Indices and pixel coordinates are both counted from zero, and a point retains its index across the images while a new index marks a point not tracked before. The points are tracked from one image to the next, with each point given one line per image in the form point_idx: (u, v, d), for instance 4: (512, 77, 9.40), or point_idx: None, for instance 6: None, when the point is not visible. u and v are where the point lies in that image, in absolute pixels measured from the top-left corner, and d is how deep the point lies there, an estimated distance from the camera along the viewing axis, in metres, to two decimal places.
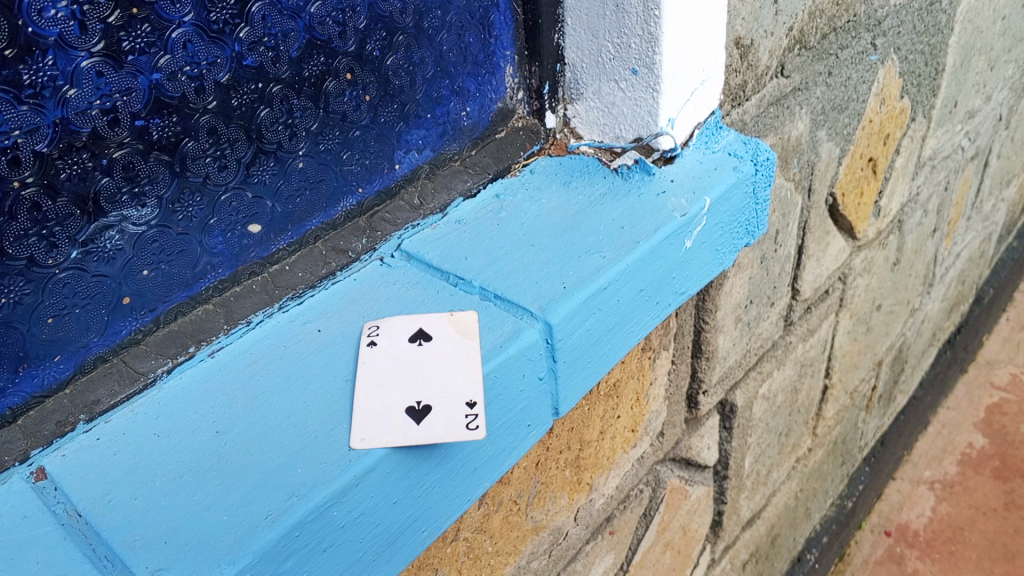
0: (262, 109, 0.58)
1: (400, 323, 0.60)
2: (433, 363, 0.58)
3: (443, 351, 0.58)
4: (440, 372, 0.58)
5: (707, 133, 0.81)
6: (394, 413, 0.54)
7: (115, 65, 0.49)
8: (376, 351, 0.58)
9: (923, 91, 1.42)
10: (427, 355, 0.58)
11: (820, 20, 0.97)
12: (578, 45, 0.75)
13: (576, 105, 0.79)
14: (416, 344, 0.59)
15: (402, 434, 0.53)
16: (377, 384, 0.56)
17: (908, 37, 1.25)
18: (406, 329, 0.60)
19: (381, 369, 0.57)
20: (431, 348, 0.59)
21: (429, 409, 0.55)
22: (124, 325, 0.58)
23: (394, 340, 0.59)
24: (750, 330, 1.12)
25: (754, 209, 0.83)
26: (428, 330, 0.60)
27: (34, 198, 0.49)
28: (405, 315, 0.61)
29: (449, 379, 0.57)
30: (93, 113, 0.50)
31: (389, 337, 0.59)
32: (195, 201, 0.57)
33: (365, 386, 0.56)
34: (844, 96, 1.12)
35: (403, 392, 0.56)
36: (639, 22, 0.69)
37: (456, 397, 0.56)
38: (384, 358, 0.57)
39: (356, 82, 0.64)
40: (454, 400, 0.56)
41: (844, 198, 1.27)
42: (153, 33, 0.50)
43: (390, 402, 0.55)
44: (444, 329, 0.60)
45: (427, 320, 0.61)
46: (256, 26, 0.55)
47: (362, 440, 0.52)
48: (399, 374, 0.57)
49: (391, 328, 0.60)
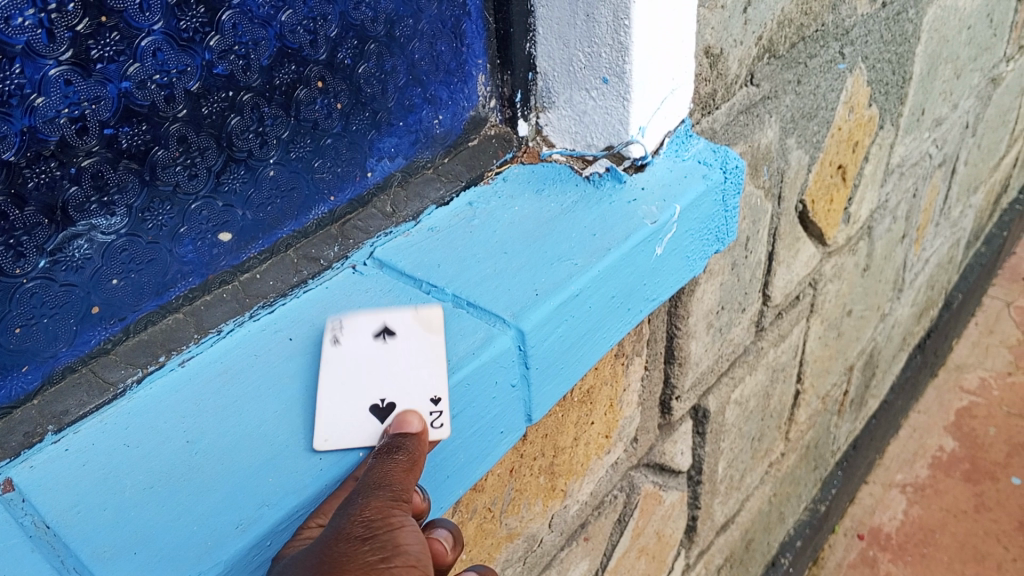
0: (232, 117, 0.58)
1: (365, 319, 0.59)
2: (397, 354, 0.58)
3: (408, 344, 0.58)
4: (404, 368, 0.57)
5: (677, 141, 0.81)
6: (357, 415, 0.54)
7: (84, 74, 0.49)
8: (340, 346, 0.58)
9: (890, 100, 1.45)
10: (392, 348, 0.58)
11: (788, 29, 0.99)
12: (550, 54, 0.76)
13: (548, 113, 0.80)
14: (381, 338, 0.59)
15: (364, 437, 0.54)
16: (342, 380, 0.56)
17: (875, 47, 1.27)
18: (370, 321, 0.59)
19: (346, 365, 0.57)
20: (396, 339, 0.59)
21: (393, 408, 0.56)
22: (93, 335, 0.57)
23: (358, 333, 0.59)
24: (722, 336, 1.13)
25: (724, 217, 0.83)
26: (392, 321, 0.60)
27: (2, 207, 0.49)
28: (371, 309, 0.61)
29: (413, 376, 0.57)
30: (61, 122, 0.49)
31: (351, 331, 0.59)
32: (166, 209, 0.57)
33: (328, 381, 0.56)
34: (814, 104, 1.14)
35: (367, 387, 0.57)
36: (609, 31, 0.70)
37: (421, 394, 0.56)
38: (348, 355, 0.57)
39: (328, 89, 0.64)
40: (419, 397, 0.56)
41: (814, 205, 1.29)
42: (122, 41, 0.50)
43: (355, 403, 0.55)
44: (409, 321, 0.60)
45: (393, 313, 0.60)
46: (226, 34, 0.55)
47: (326, 441, 0.53)
48: (362, 370, 0.57)
49: (354, 322, 0.59)
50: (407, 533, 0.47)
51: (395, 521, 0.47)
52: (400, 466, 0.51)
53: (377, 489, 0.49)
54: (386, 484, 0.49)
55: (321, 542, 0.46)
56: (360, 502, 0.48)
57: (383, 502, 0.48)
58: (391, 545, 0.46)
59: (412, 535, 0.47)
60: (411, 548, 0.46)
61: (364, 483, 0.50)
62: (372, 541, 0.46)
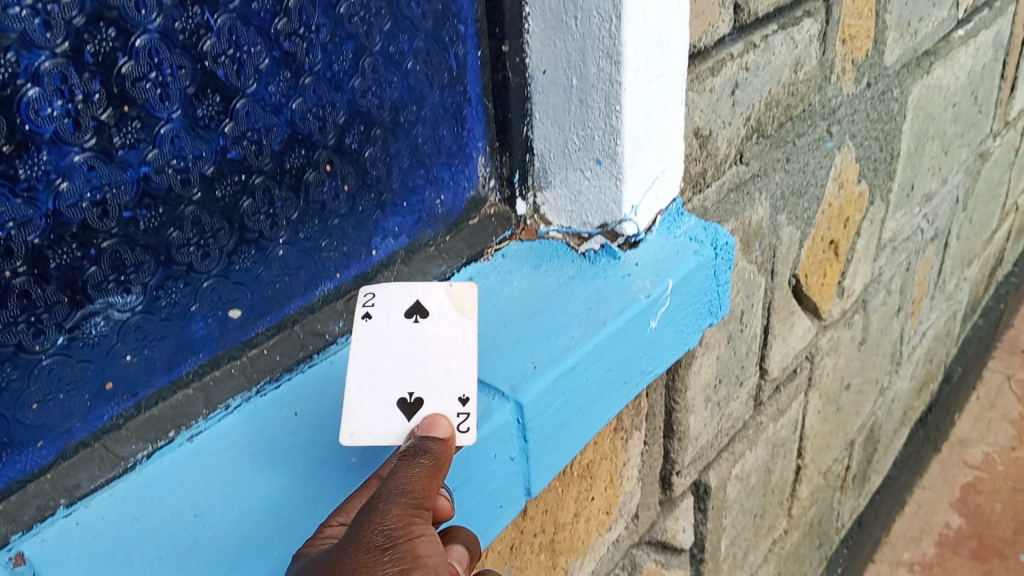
0: (244, 199, 0.61)
1: (398, 294, 0.61)
2: (428, 339, 0.59)
3: (440, 334, 0.60)
4: (435, 360, 0.59)
5: (668, 220, 0.84)
6: (385, 406, 0.57)
7: (106, 159, 0.52)
8: (372, 326, 0.59)
9: (879, 176, 1.51)
10: (423, 334, 0.60)
11: (775, 110, 1.11)
12: (546, 137, 0.79)
13: (546, 192, 0.83)
14: (412, 319, 0.60)
15: (390, 429, 0.57)
16: (373, 366, 0.58)
17: (862, 124, 1.39)
18: (402, 301, 0.61)
19: (376, 349, 0.59)
20: (428, 325, 0.60)
21: (421, 403, 0.57)
22: (106, 410, 0.59)
23: (391, 314, 0.60)
24: (720, 410, 1.14)
25: (716, 291, 0.86)
26: (425, 304, 0.61)
27: (24, 286, 0.51)
28: (404, 284, 0.62)
29: (442, 366, 0.59)
30: (83, 205, 0.52)
31: (384, 310, 0.60)
32: (179, 287, 0.59)
33: (359, 366, 0.58)
34: (803, 181, 1.23)
35: (398, 375, 0.59)
36: (602, 116, 0.74)
37: (450, 391, 0.58)
38: (379, 334, 0.59)
39: (335, 172, 0.67)
40: (448, 396, 0.58)
41: (807, 280, 1.32)
42: (142, 129, 0.53)
43: (384, 393, 0.58)
44: (442, 305, 0.61)
45: (424, 291, 0.61)
46: (240, 121, 0.59)
47: (352, 435, 0.57)
48: (392, 354, 0.59)
49: (386, 300, 0.61)
50: (426, 543, 0.48)
51: (415, 530, 0.48)
52: (424, 472, 0.52)
53: (399, 496, 0.50)
54: (408, 491, 0.50)
55: (341, 548, 0.47)
56: (383, 507, 0.49)
57: (404, 511, 0.49)
58: (410, 556, 0.46)
59: (432, 546, 0.48)
60: (431, 560, 0.47)
61: (387, 488, 0.50)
62: (392, 551, 0.47)
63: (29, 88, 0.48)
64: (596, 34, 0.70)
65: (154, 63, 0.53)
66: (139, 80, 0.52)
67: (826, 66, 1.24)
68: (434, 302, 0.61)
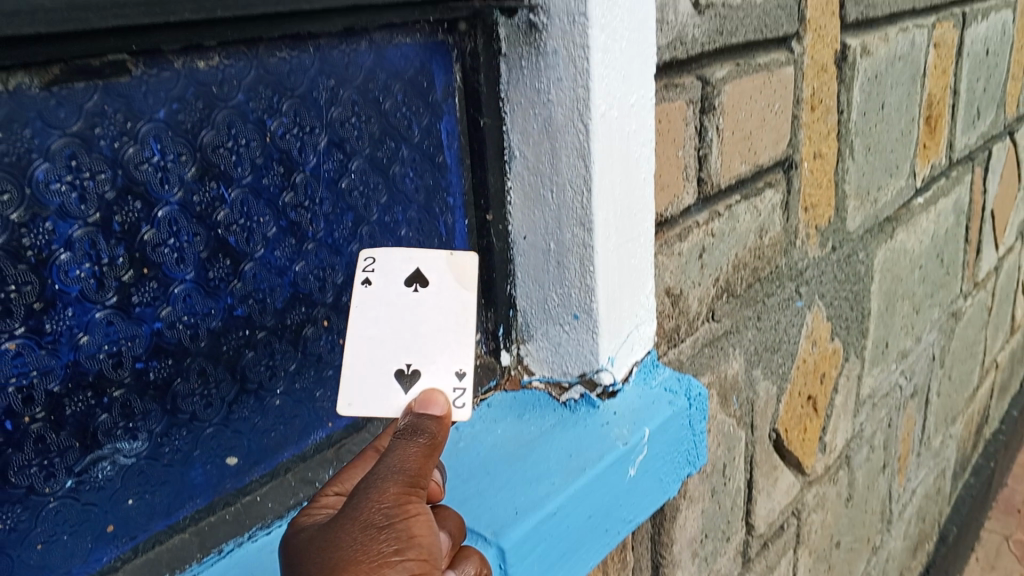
0: (246, 352, 0.66)
1: (398, 261, 0.66)
2: (425, 308, 0.65)
3: (437, 305, 0.66)
4: (432, 333, 0.66)
5: (644, 370, 0.89)
6: (385, 376, 0.65)
7: (125, 315, 0.58)
8: (374, 294, 0.65)
9: (852, 333, 1.58)
10: (422, 306, 0.65)
11: (743, 272, 1.20)
12: (528, 294, 0.87)
13: (528, 345, 0.89)
14: (412, 289, 0.65)
15: (388, 397, 0.64)
16: (374, 334, 0.65)
17: (830, 284, 1.47)
18: (403, 269, 0.66)
19: (377, 316, 0.65)
20: (427, 296, 0.65)
21: (416, 375, 0.65)
22: (104, 552, 0.61)
23: (391, 283, 0.65)
24: (708, 565, 1.14)
25: (693, 440, 0.89)
26: (424, 274, 0.66)
27: (40, 431, 0.55)
28: (405, 250, 0.66)
29: (438, 341, 0.66)
30: (100, 356, 0.57)
31: (385, 277, 0.66)
32: (181, 434, 0.63)
33: (362, 335, 0.65)
34: (776, 337, 1.30)
35: (397, 350, 0.65)
36: (577, 276, 0.81)
37: (444, 365, 0.65)
38: (380, 304, 0.65)
39: (332, 328, 0.74)
40: (446, 372, 0.65)
41: (788, 433, 1.35)
42: (159, 288, 0.60)
43: (384, 364, 0.65)
44: (441, 275, 0.66)
45: (425, 259, 0.66)
46: (247, 281, 0.65)
47: (351, 398, 0.65)
48: (391, 324, 0.65)
49: (387, 266, 0.66)
50: (418, 522, 0.54)
51: (410, 508, 0.54)
52: (418, 453, 0.57)
53: (396, 474, 0.55)
54: (403, 472, 0.56)
55: (341, 520, 0.53)
56: (380, 486, 0.54)
57: (400, 490, 0.54)
58: (405, 534, 0.53)
59: (424, 524, 0.54)
60: (423, 538, 0.54)
61: (384, 467, 0.56)
62: (389, 528, 0.52)
63: (61, 253, 0.54)
64: (570, 203, 0.79)
65: (173, 230, 0.60)
66: (159, 246, 0.59)
67: (792, 231, 1.34)
68: (433, 272, 0.66)
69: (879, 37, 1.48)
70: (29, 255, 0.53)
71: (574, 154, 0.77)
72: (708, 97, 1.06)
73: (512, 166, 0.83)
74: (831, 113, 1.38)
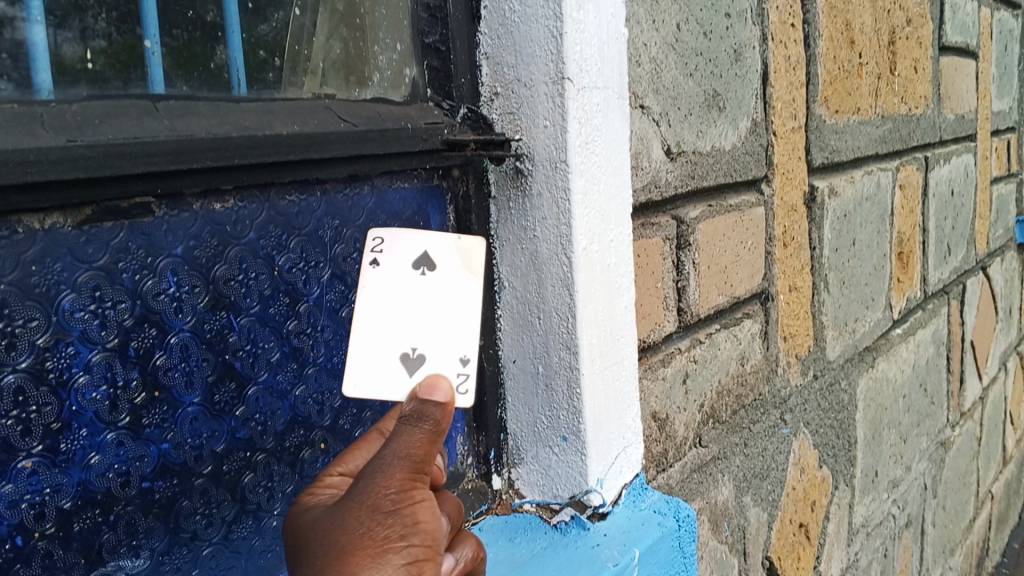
0: (246, 473, 0.70)
1: (406, 244, 0.64)
2: (431, 291, 0.64)
3: (443, 290, 0.64)
4: (438, 318, 0.64)
5: (634, 493, 0.92)
6: (390, 361, 0.62)
7: (134, 436, 0.62)
8: (380, 275, 0.63)
9: (840, 461, 1.59)
10: (428, 288, 0.64)
11: (727, 398, 1.24)
12: (518, 417, 0.91)
13: (519, 467, 0.92)
14: (419, 271, 0.64)
15: (391, 386, 0.62)
16: (379, 318, 0.63)
17: (815, 412, 1.51)
18: (410, 251, 0.64)
19: (382, 298, 0.63)
20: (433, 279, 0.64)
21: (422, 360, 0.63)
22: None
23: (399, 265, 0.64)
24: None
25: (683, 561, 0.91)
26: (432, 257, 0.64)
27: (48, 547, 0.57)
28: (414, 232, 0.64)
29: (445, 328, 0.64)
30: (109, 475, 0.60)
31: (391, 258, 0.64)
32: (182, 553, 0.66)
33: (367, 319, 0.62)
34: (764, 464, 1.32)
35: (403, 335, 0.63)
36: (565, 398, 0.86)
37: (451, 352, 0.64)
38: (387, 285, 0.63)
39: (329, 449, 0.77)
40: (451, 358, 0.64)
41: (781, 561, 1.35)
42: (167, 409, 0.64)
43: (389, 349, 0.63)
44: (448, 259, 0.65)
45: (434, 242, 0.65)
46: (250, 404, 0.70)
47: (354, 386, 0.62)
48: (397, 307, 0.63)
49: (396, 249, 0.64)
50: (423, 509, 0.54)
51: (415, 495, 0.54)
52: (424, 438, 0.55)
53: (400, 460, 0.54)
54: (408, 458, 0.54)
55: (348, 503, 0.53)
56: (386, 470, 0.53)
57: (405, 477, 0.53)
58: (409, 520, 0.53)
59: (429, 512, 0.54)
60: (428, 524, 0.54)
61: (390, 451, 0.54)
62: (394, 513, 0.52)
63: (79, 376, 0.58)
64: (557, 329, 0.85)
65: (184, 356, 0.65)
66: (170, 370, 0.64)
67: (773, 360, 1.38)
68: (440, 255, 0.65)
69: (844, 179, 1.59)
70: (51, 377, 0.57)
71: (559, 285, 0.83)
72: (683, 234, 1.13)
73: (502, 295, 0.89)
74: (803, 248, 1.46)
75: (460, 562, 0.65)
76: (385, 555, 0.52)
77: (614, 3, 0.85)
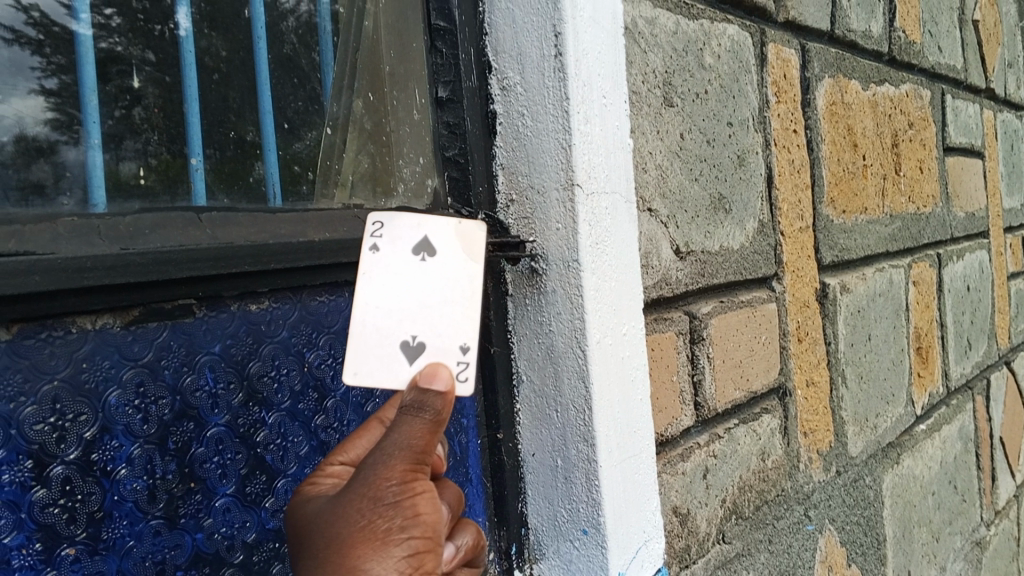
0: (276, 564, 0.72)
1: (407, 227, 0.61)
2: (432, 276, 0.61)
3: (443, 277, 0.61)
4: (439, 304, 0.61)
5: None
6: (388, 347, 0.58)
7: (170, 526, 0.65)
8: (379, 260, 0.60)
9: (870, 559, 1.57)
10: (428, 275, 0.61)
11: (749, 493, 1.25)
12: (539, 511, 0.93)
13: (540, 562, 0.94)
14: (419, 256, 0.61)
15: (391, 374, 0.58)
16: (378, 302, 0.59)
17: (840, 508, 1.49)
18: (411, 236, 0.61)
19: (381, 282, 0.59)
20: (433, 265, 0.61)
21: (421, 348, 0.59)
22: None
23: (399, 249, 0.61)
24: None
25: None
26: (432, 242, 0.61)
27: None
28: (414, 216, 0.62)
29: (446, 315, 0.60)
30: (146, 563, 0.63)
31: (392, 242, 0.61)
32: None
33: (366, 303, 0.59)
34: (790, 560, 1.33)
35: (403, 321, 0.59)
36: (584, 490, 0.87)
37: (452, 340, 0.60)
38: (386, 270, 0.60)
39: None
40: (451, 346, 0.60)
41: None
42: (202, 500, 0.67)
43: (388, 335, 0.59)
44: (450, 246, 0.62)
45: (435, 228, 0.62)
46: (280, 496, 0.73)
47: (354, 374, 0.58)
48: (397, 292, 0.60)
49: (396, 233, 0.61)
50: (424, 501, 0.52)
51: (416, 487, 0.52)
52: (424, 428, 0.52)
53: (401, 451, 0.51)
54: (409, 449, 0.52)
55: (349, 493, 0.52)
56: (386, 462, 0.51)
57: (406, 468, 0.51)
58: (409, 513, 0.51)
59: (430, 503, 0.53)
60: (428, 516, 0.53)
61: (391, 441, 0.52)
62: (395, 506, 0.51)
63: (121, 468, 0.62)
64: (574, 422, 0.87)
65: (218, 448, 0.68)
66: (205, 462, 0.67)
67: (794, 454, 1.39)
68: (441, 241, 0.62)
69: (856, 276, 1.63)
70: (96, 468, 0.61)
71: (574, 377, 0.87)
72: (696, 329, 1.17)
73: (520, 389, 0.93)
74: (819, 343, 1.48)
75: (461, 550, 0.65)
76: (386, 546, 0.50)
77: (618, 116, 0.92)
